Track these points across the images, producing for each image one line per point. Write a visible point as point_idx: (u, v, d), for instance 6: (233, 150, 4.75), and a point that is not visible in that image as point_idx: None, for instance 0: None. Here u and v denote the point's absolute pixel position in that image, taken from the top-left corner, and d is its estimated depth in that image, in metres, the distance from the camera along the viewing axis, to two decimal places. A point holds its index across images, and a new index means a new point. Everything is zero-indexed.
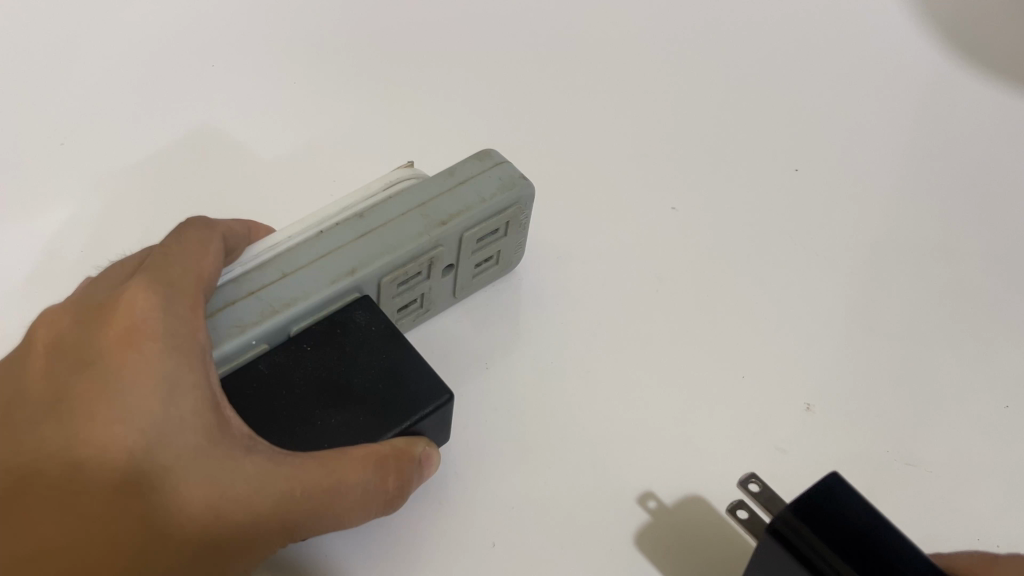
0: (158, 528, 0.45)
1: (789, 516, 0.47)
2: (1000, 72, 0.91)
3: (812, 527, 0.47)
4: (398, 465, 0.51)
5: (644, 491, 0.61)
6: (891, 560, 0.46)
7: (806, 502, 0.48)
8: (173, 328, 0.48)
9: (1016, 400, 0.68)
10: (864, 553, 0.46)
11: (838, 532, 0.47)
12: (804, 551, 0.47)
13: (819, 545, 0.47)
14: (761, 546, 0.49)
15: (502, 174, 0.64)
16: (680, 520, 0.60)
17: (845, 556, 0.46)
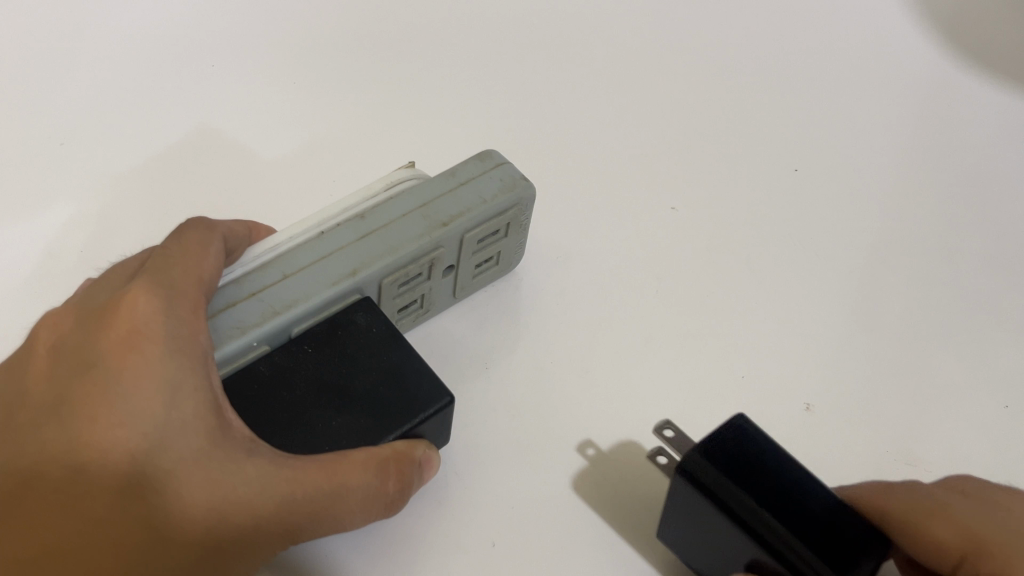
0: (160, 530, 0.45)
1: (696, 455, 0.51)
2: (1000, 72, 0.91)
3: (717, 465, 0.50)
4: (398, 468, 0.51)
5: (584, 439, 0.63)
6: (792, 493, 0.50)
7: (710, 443, 0.51)
8: (174, 330, 0.48)
9: (1015, 399, 0.68)
10: (767, 488, 0.50)
11: (745, 469, 0.50)
12: (713, 489, 0.50)
13: (724, 481, 0.50)
14: (672, 492, 0.52)
15: (503, 175, 0.64)
16: (615, 464, 0.62)
17: (751, 491, 0.50)
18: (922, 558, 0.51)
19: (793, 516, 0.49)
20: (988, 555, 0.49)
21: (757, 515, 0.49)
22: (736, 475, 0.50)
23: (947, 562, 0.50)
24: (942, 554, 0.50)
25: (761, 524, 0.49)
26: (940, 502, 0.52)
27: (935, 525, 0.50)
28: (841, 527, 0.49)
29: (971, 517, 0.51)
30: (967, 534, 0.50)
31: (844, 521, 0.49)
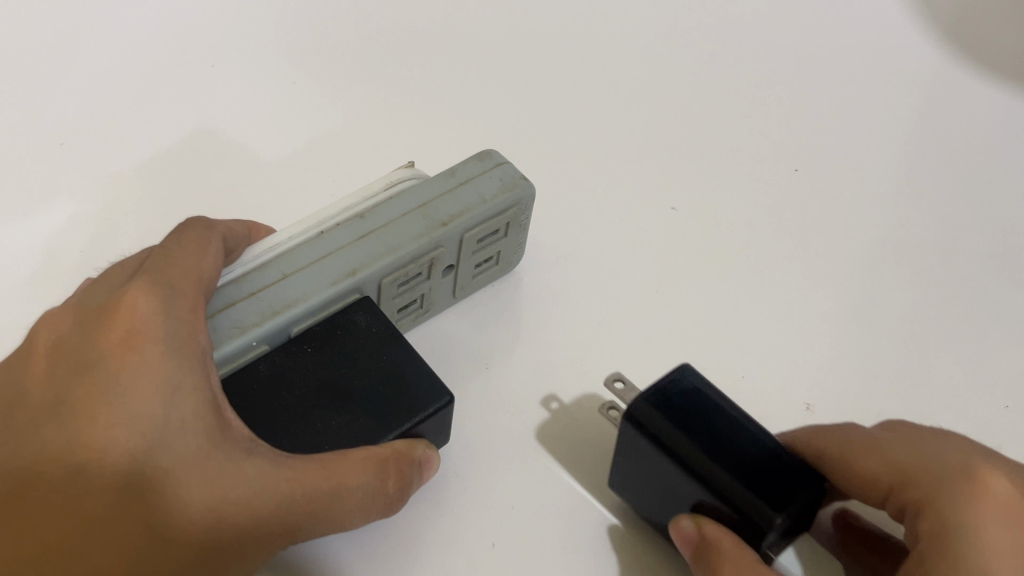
0: (160, 531, 0.45)
1: (641, 402, 0.52)
2: (1001, 72, 0.90)
3: (662, 410, 0.52)
4: (398, 467, 0.51)
5: (548, 394, 0.65)
6: (734, 438, 0.51)
7: (657, 391, 0.53)
8: (173, 330, 0.48)
9: (1015, 399, 0.68)
10: (710, 432, 0.51)
11: (690, 415, 0.52)
12: (657, 434, 0.51)
13: (666, 425, 0.51)
14: (622, 440, 0.54)
15: (503, 174, 0.64)
16: (578, 417, 0.64)
17: (693, 436, 0.51)
18: (858, 492, 0.52)
19: (734, 459, 0.50)
20: (913, 483, 0.49)
21: (699, 455, 0.50)
22: (680, 419, 0.51)
23: (879, 495, 0.51)
24: (873, 487, 0.51)
25: (703, 464, 0.50)
26: (869, 438, 0.53)
27: (862, 458, 0.52)
28: (784, 464, 0.50)
29: (901, 448, 0.51)
30: (893, 465, 0.51)
31: (786, 458, 0.50)
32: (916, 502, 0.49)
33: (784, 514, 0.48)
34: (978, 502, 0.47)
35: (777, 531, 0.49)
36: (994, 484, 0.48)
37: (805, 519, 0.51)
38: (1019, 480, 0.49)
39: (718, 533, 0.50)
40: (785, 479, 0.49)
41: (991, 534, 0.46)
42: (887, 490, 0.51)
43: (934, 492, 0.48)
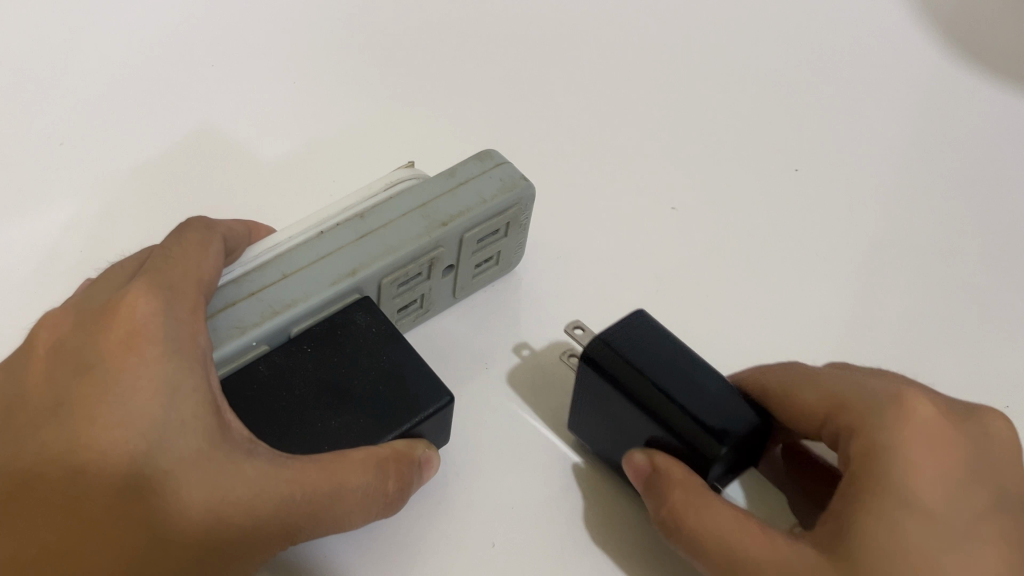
0: (159, 531, 0.45)
1: (597, 343, 0.54)
2: (1001, 72, 0.90)
3: (616, 350, 0.54)
4: (397, 467, 0.51)
5: (519, 342, 0.68)
6: (687, 376, 0.53)
7: (612, 333, 0.55)
8: (173, 330, 0.48)
9: (1016, 400, 0.68)
10: (663, 370, 0.53)
11: (645, 354, 0.54)
12: (612, 373, 0.53)
13: (621, 364, 0.53)
14: (581, 382, 0.56)
15: (503, 174, 0.64)
16: (547, 363, 0.67)
17: (647, 373, 0.53)
18: (798, 424, 0.55)
19: (686, 395, 0.52)
20: (846, 409, 0.52)
21: (653, 390, 0.52)
22: (634, 359, 0.53)
23: (816, 424, 0.54)
24: (811, 416, 0.54)
25: (658, 398, 0.52)
26: (810, 373, 0.55)
27: (802, 391, 0.54)
28: (733, 401, 0.53)
29: (838, 381, 0.54)
30: (830, 395, 0.53)
31: (737, 398, 0.53)
32: (848, 427, 0.51)
33: (729, 445, 0.51)
34: (905, 424, 0.49)
35: (723, 462, 0.52)
36: (919, 409, 0.50)
37: (749, 454, 0.54)
38: (943, 406, 0.52)
39: (668, 463, 0.53)
40: (732, 414, 0.52)
41: (916, 453, 0.48)
42: (824, 419, 0.53)
43: (866, 416, 0.51)
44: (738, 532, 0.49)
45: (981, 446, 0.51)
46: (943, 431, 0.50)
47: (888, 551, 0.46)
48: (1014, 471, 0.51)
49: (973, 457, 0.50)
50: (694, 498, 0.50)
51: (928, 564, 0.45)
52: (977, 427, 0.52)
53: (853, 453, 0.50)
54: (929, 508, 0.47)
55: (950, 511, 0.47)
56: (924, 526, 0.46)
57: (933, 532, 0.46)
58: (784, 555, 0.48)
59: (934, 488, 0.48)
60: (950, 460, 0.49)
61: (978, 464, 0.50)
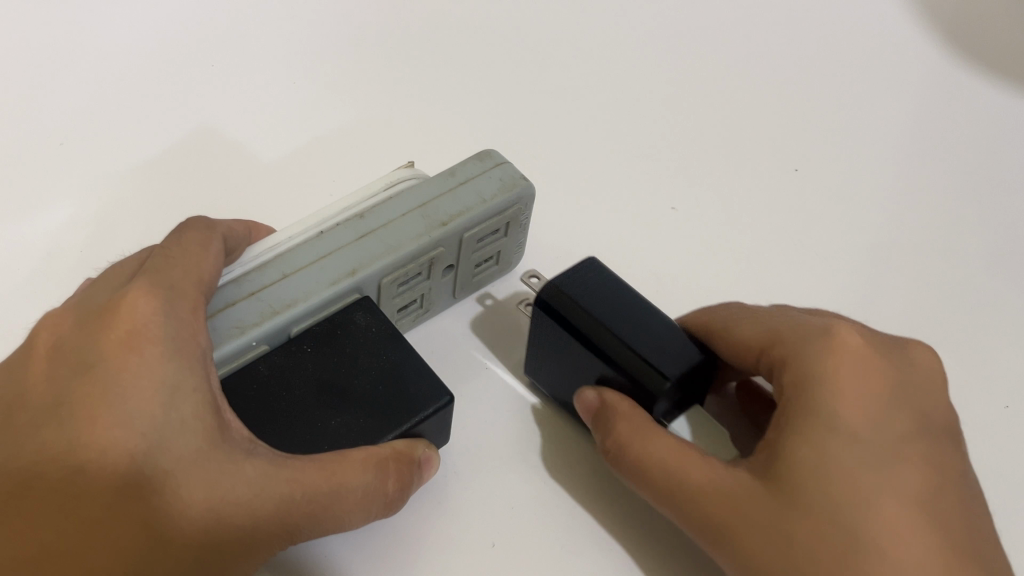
0: (159, 530, 0.45)
1: (551, 287, 0.56)
2: (1002, 73, 0.90)
3: (570, 293, 0.56)
4: (398, 467, 0.51)
5: (482, 293, 0.71)
6: (635, 319, 0.55)
7: (567, 278, 0.57)
8: (173, 330, 0.48)
9: (1016, 399, 0.67)
10: (613, 313, 0.55)
11: (596, 298, 0.56)
12: (566, 316, 0.55)
13: (574, 308, 0.55)
14: (536, 325, 0.58)
15: (503, 174, 0.64)
16: (508, 310, 0.70)
17: (598, 316, 0.55)
18: (738, 359, 0.57)
19: (634, 336, 0.54)
20: (780, 343, 0.55)
21: (601, 330, 0.55)
22: (587, 302, 0.55)
23: (752, 359, 0.56)
24: (748, 351, 0.56)
25: (605, 338, 0.55)
26: (748, 312, 0.58)
27: (741, 328, 0.57)
28: (679, 341, 0.55)
29: (774, 318, 0.57)
30: (766, 330, 0.56)
31: (683, 339, 0.55)
32: (781, 359, 0.54)
33: (673, 381, 0.53)
34: (835, 355, 0.52)
35: (668, 397, 0.54)
36: (848, 340, 0.53)
37: (696, 391, 0.56)
38: (869, 338, 0.54)
39: (617, 400, 0.55)
40: (676, 352, 0.54)
41: (844, 381, 0.51)
42: (760, 354, 0.56)
43: (798, 349, 0.53)
44: (677, 460, 0.51)
45: (907, 375, 0.53)
46: (870, 360, 0.52)
47: (816, 473, 0.48)
48: (938, 398, 0.54)
49: (899, 384, 0.52)
50: (637, 428, 0.53)
51: (854, 486, 0.48)
52: (903, 359, 0.54)
53: (786, 383, 0.53)
54: (856, 432, 0.49)
55: (876, 435, 0.49)
56: (851, 449, 0.49)
57: (861, 455, 0.49)
58: (720, 482, 0.50)
59: (860, 413, 0.50)
60: (877, 388, 0.51)
61: (903, 391, 0.52)
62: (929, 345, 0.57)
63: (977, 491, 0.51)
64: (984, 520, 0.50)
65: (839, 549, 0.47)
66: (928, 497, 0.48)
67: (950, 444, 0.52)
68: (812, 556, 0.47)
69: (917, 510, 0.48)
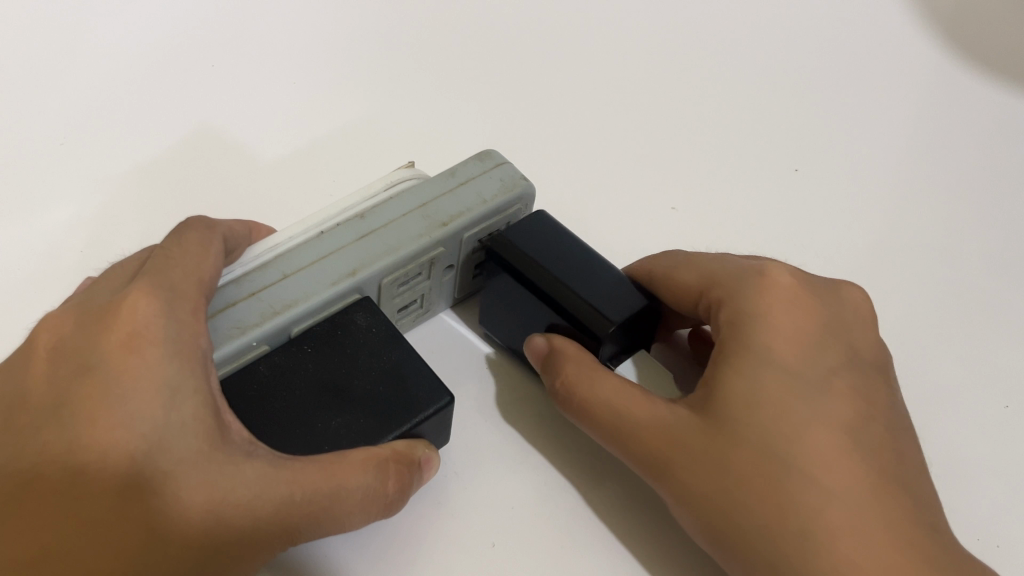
0: (159, 531, 0.45)
1: (502, 240, 0.60)
2: (1003, 73, 0.90)
3: (519, 245, 0.59)
4: (397, 468, 0.51)
5: None
6: (582, 268, 0.59)
7: (517, 232, 0.60)
8: (174, 331, 0.48)
9: (1016, 400, 0.67)
10: (561, 263, 0.59)
11: (544, 249, 0.59)
12: (516, 265, 0.58)
13: (524, 257, 0.59)
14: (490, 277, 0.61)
15: (503, 175, 0.64)
16: None
17: (546, 265, 0.58)
18: (678, 302, 0.60)
19: (580, 284, 0.58)
20: (717, 284, 0.58)
21: (548, 275, 0.58)
22: (535, 252, 0.59)
23: (692, 300, 0.59)
24: (687, 293, 0.59)
25: (552, 284, 0.57)
26: (687, 258, 0.61)
27: (681, 273, 0.60)
28: (624, 289, 0.58)
29: (712, 263, 0.60)
30: (705, 274, 0.59)
31: (628, 287, 0.58)
32: (718, 300, 0.57)
33: (618, 325, 0.56)
34: (766, 293, 0.56)
35: (612, 340, 0.57)
36: (779, 281, 0.57)
37: (638, 334, 0.59)
38: (800, 280, 0.58)
39: (564, 342, 0.57)
40: (620, 298, 0.57)
41: (775, 319, 0.54)
42: (699, 296, 0.59)
43: (733, 290, 0.57)
44: (621, 399, 0.54)
45: (837, 314, 0.57)
46: (800, 300, 0.56)
47: (746, 403, 0.51)
48: (868, 340, 0.57)
49: (828, 323, 0.56)
50: (583, 370, 0.55)
51: (785, 415, 0.51)
52: (832, 296, 0.58)
53: (723, 322, 0.56)
54: (786, 365, 0.52)
55: (806, 368, 0.53)
56: (782, 380, 0.52)
57: (790, 386, 0.52)
58: (661, 418, 0.53)
59: (790, 348, 0.53)
60: (807, 326, 0.55)
61: (833, 331, 0.56)
62: (859, 288, 0.61)
63: (905, 424, 0.54)
64: (913, 449, 0.53)
65: (769, 475, 0.49)
66: (855, 425, 0.51)
67: (879, 379, 0.55)
68: (744, 483, 0.50)
69: (845, 438, 0.51)
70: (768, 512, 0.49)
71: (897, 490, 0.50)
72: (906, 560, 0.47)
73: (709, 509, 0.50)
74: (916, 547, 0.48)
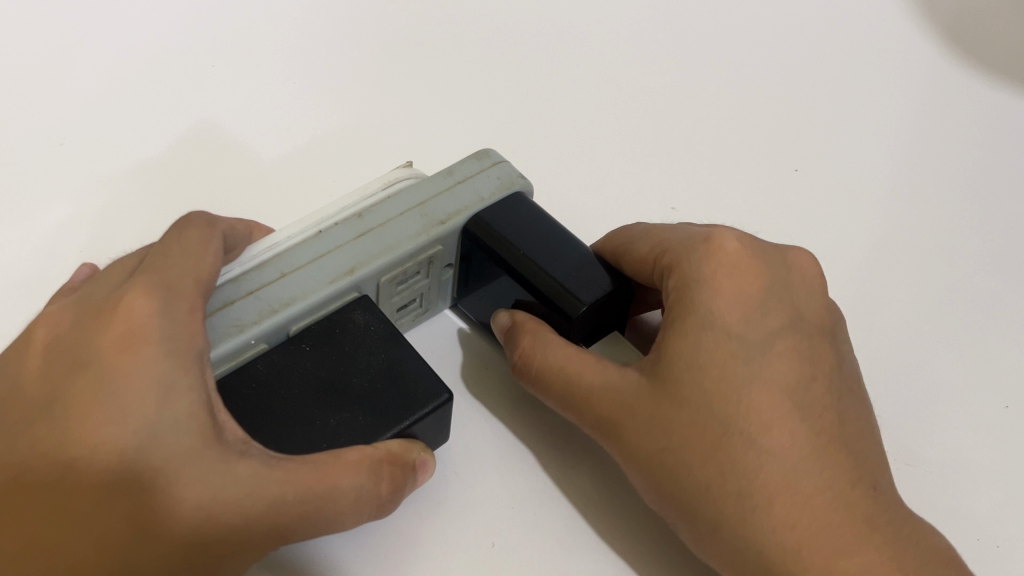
0: (149, 528, 0.45)
1: (477, 217, 0.61)
2: (1004, 75, 0.90)
3: (492, 223, 0.61)
4: (392, 469, 0.51)
5: None
6: (558, 249, 0.60)
7: (491, 210, 0.62)
8: (169, 330, 0.48)
9: (1016, 400, 0.67)
10: (534, 242, 0.61)
11: (517, 227, 0.61)
12: (490, 244, 0.61)
13: (496, 236, 0.61)
14: (473, 258, 0.63)
15: (501, 174, 0.65)
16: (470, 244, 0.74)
17: (519, 243, 0.60)
18: (637, 275, 0.60)
19: (555, 265, 0.59)
20: (668, 251, 0.59)
21: (521, 256, 0.60)
22: (505, 230, 0.61)
23: (648, 268, 0.60)
24: (643, 262, 0.60)
25: (523, 262, 0.59)
26: (640, 230, 0.62)
27: (635, 245, 0.61)
28: (596, 270, 0.60)
29: (666, 233, 0.61)
30: (657, 243, 0.60)
31: (599, 266, 0.60)
32: (669, 267, 0.58)
33: (590, 305, 0.58)
34: (712, 257, 0.57)
35: (584, 322, 0.59)
36: (725, 247, 0.58)
37: (610, 317, 0.61)
38: (748, 243, 0.59)
39: (525, 318, 0.59)
40: (592, 281, 0.59)
41: (720, 285, 0.56)
42: (654, 262, 0.59)
43: (681, 256, 0.58)
44: (577, 363, 0.56)
45: (782, 276, 0.59)
46: (745, 265, 0.57)
47: (690, 364, 0.53)
48: (814, 307, 0.59)
49: (774, 287, 0.57)
50: (537, 339, 0.57)
51: (726, 378, 0.53)
52: (779, 259, 0.60)
53: (671, 288, 0.58)
54: (729, 329, 0.54)
55: (748, 332, 0.55)
56: (724, 342, 0.54)
57: (734, 348, 0.54)
58: (613, 380, 0.55)
59: (733, 310, 0.55)
60: (750, 289, 0.56)
61: (778, 294, 0.57)
62: (807, 250, 0.62)
63: (852, 389, 0.57)
64: (858, 413, 0.56)
65: (710, 437, 0.52)
66: (794, 388, 0.53)
67: (822, 343, 0.57)
68: (687, 443, 0.52)
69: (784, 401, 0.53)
70: (709, 471, 0.51)
71: (834, 449, 0.52)
72: (838, 518, 0.50)
73: (657, 469, 0.53)
74: (847, 504, 0.51)
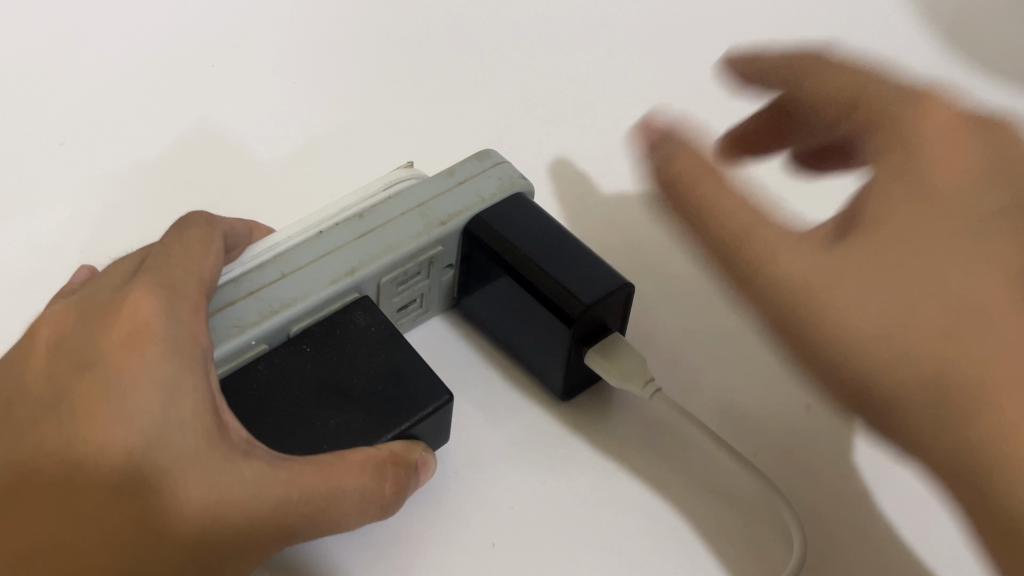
0: (155, 528, 0.45)
1: (478, 218, 0.62)
2: (1002, 76, 0.90)
3: (492, 224, 0.61)
4: (396, 469, 0.51)
5: None
6: (558, 250, 0.60)
7: (491, 210, 0.62)
8: (173, 329, 0.48)
9: None
10: (534, 242, 0.61)
11: (517, 227, 0.61)
12: (490, 245, 0.61)
13: (496, 237, 0.61)
14: (473, 259, 0.63)
15: (502, 175, 0.65)
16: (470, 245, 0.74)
17: (519, 243, 0.60)
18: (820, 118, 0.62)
19: (554, 265, 0.59)
20: (863, 95, 0.58)
21: (521, 257, 0.60)
22: (505, 231, 0.61)
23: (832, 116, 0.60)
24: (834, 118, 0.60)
25: (523, 263, 0.59)
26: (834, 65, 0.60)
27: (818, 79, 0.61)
28: (597, 270, 0.59)
29: (859, 76, 0.60)
30: (852, 85, 0.59)
31: (599, 266, 0.60)
32: (863, 121, 0.58)
33: (590, 305, 0.57)
34: (920, 107, 0.56)
35: (585, 323, 0.58)
36: (937, 108, 0.56)
37: (611, 318, 0.60)
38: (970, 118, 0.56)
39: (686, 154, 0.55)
40: (593, 282, 0.58)
41: (928, 139, 0.55)
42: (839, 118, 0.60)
43: (877, 111, 0.57)
44: (748, 205, 0.53)
45: (987, 126, 0.57)
46: (956, 127, 0.55)
47: (889, 204, 0.52)
48: None
49: (989, 150, 0.55)
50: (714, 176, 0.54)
51: (926, 209, 0.52)
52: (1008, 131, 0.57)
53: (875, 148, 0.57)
54: (943, 193, 0.52)
55: (964, 186, 0.53)
56: (931, 200, 0.52)
57: (933, 206, 0.52)
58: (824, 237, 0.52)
59: (948, 168, 0.53)
60: (966, 156, 0.54)
61: (988, 142, 0.55)
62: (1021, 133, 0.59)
63: None
64: None
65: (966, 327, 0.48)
66: None
67: None
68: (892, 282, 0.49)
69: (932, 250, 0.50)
70: (924, 299, 0.49)
71: None
72: None
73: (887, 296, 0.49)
74: None
